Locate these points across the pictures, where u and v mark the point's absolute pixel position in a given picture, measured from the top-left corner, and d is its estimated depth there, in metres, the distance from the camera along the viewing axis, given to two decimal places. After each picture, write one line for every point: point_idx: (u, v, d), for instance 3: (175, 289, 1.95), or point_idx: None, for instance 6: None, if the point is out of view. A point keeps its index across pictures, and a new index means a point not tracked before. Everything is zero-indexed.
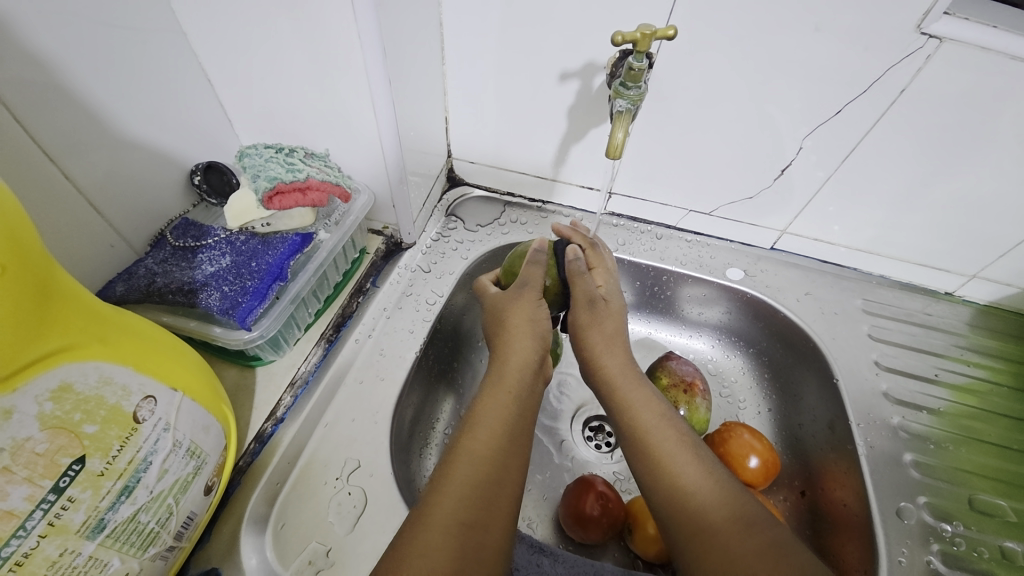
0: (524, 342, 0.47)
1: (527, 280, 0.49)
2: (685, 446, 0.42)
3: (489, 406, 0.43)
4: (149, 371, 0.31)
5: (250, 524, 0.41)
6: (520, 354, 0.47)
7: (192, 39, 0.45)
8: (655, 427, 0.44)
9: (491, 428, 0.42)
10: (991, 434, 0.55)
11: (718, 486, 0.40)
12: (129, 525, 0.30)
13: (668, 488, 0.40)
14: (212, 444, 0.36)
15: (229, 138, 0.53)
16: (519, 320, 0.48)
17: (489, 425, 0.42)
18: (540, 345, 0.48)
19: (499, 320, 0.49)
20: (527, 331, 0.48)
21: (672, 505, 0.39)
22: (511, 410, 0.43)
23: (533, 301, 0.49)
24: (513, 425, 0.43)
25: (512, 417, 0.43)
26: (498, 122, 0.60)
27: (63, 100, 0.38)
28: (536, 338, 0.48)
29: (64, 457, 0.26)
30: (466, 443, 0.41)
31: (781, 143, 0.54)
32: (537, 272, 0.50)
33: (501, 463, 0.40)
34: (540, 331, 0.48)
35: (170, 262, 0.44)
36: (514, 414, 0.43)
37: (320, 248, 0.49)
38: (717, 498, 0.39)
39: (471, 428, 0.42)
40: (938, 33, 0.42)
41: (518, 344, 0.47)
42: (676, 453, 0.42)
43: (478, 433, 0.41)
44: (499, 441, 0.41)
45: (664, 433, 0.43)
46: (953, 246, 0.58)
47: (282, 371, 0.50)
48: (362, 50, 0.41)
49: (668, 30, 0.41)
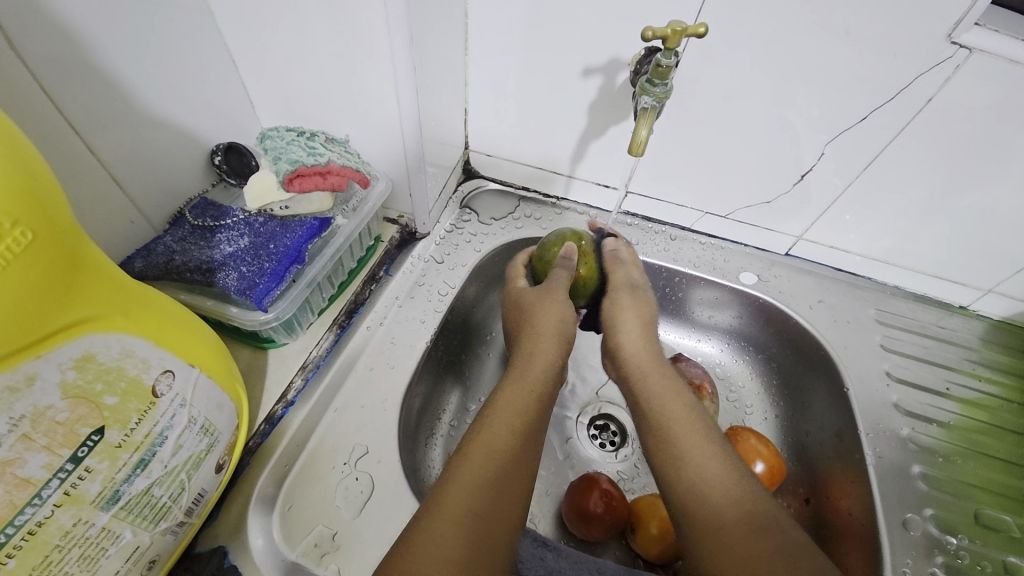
0: (552, 347, 0.49)
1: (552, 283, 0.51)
2: (709, 444, 0.42)
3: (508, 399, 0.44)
4: (169, 347, 0.31)
5: (258, 504, 0.41)
6: (544, 356, 0.48)
7: (218, 18, 0.45)
8: (679, 420, 0.44)
9: (509, 423, 0.42)
10: (999, 449, 0.55)
11: (736, 486, 0.39)
12: (143, 498, 0.30)
13: (686, 482, 0.40)
14: (226, 423, 0.36)
15: (250, 119, 0.53)
16: (546, 322, 0.49)
17: (508, 419, 0.42)
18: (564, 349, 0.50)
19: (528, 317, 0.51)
20: (552, 331, 0.49)
21: (687, 500, 0.40)
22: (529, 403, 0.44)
23: (558, 303, 0.50)
24: (529, 419, 0.43)
25: (530, 413, 0.43)
26: (517, 116, 0.60)
27: (90, 74, 0.38)
28: (560, 340, 0.49)
29: (83, 427, 0.26)
30: (483, 437, 0.40)
31: (804, 148, 0.53)
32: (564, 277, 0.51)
33: (514, 456, 0.40)
34: (565, 333, 0.50)
35: (188, 240, 0.44)
36: (534, 411, 0.44)
37: (337, 233, 0.49)
38: (734, 498, 0.38)
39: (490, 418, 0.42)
40: (969, 43, 0.42)
41: (544, 346, 0.48)
42: (699, 449, 0.42)
43: (495, 426, 0.41)
44: (515, 436, 0.41)
45: (686, 424, 0.44)
46: (970, 259, 0.58)
47: (293, 354, 0.50)
48: (389, 36, 0.41)
49: (698, 27, 0.40)
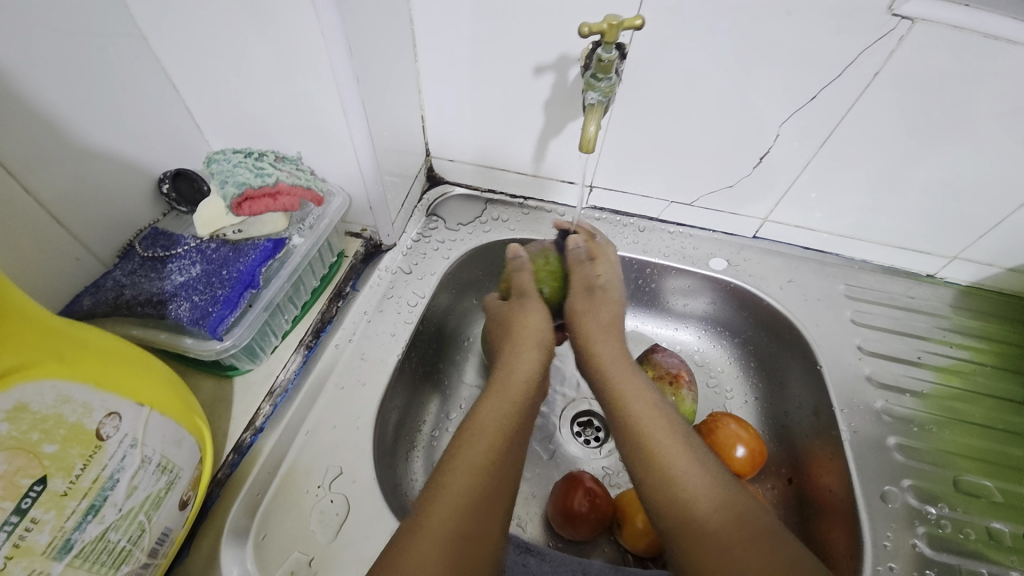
0: (532, 354, 0.49)
1: (521, 289, 0.52)
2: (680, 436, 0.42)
3: (488, 411, 0.44)
4: (113, 387, 0.30)
5: (230, 536, 0.41)
6: (524, 363, 0.48)
7: (154, 44, 0.44)
8: (656, 409, 0.45)
9: (490, 438, 0.41)
10: (975, 414, 0.56)
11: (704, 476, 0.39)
12: (98, 544, 0.29)
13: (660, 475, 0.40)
14: (186, 458, 0.35)
15: (199, 143, 0.52)
16: (524, 327, 0.50)
17: (488, 434, 0.42)
18: (544, 353, 0.50)
19: (507, 327, 0.51)
20: (533, 341, 0.49)
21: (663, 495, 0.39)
22: (511, 413, 0.44)
23: (538, 309, 0.51)
24: (509, 432, 0.43)
25: (510, 426, 0.43)
26: (475, 119, 0.60)
27: (20, 111, 0.37)
28: (541, 347, 0.49)
29: (24, 478, 0.26)
30: (463, 456, 0.40)
31: (760, 130, 0.54)
32: (527, 279, 0.53)
33: (498, 471, 0.40)
34: (544, 341, 0.50)
35: (138, 273, 0.44)
36: (516, 422, 0.44)
37: (294, 252, 0.48)
38: (705, 492, 0.39)
39: (471, 435, 0.42)
40: (910, 14, 0.42)
41: (524, 353, 0.49)
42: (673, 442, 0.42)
43: (476, 442, 0.41)
44: (497, 451, 0.41)
45: (661, 416, 0.44)
46: (932, 228, 0.58)
47: (259, 380, 0.49)
48: (328, 51, 0.40)
49: (636, 19, 0.40)
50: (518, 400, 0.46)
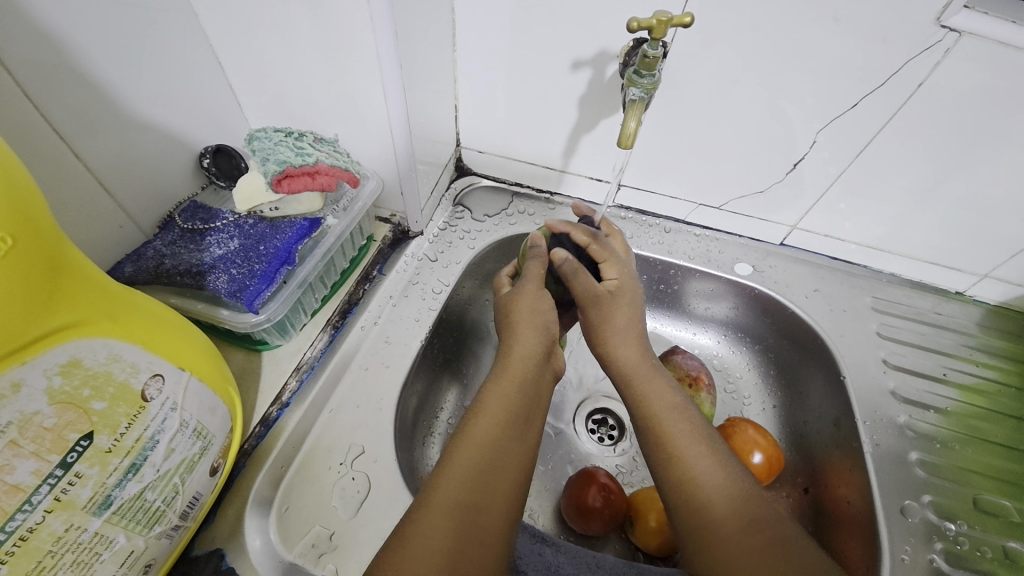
0: (529, 335, 0.47)
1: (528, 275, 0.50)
2: (698, 437, 0.42)
3: (492, 392, 0.43)
4: (158, 350, 0.31)
5: (254, 506, 0.41)
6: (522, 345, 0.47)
7: (202, 20, 0.45)
8: (669, 419, 0.43)
9: (495, 418, 0.41)
10: (997, 434, 0.55)
11: (727, 484, 0.39)
12: (136, 502, 0.30)
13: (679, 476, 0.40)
14: (219, 426, 0.36)
15: (238, 121, 0.53)
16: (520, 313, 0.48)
17: (492, 413, 0.41)
18: (547, 338, 0.48)
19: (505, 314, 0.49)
20: (533, 323, 0.48)
21: (679, 490, 0.40)
22: (513, 396, 0.43)
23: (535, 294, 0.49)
24: (511, 413, 0.42)
25: (515, 409, 0.42)
26: (508, 111, 0.60)
27: (74, 78, 0.38)
28: (540, 330, 0.47)
29: (72, 432, 0.26)
30: (470, 432, 0.40)
31: (796, 137, 0.53)
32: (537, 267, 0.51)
33: (502, 447, 0.40)
34: (545, 323, 0.48)
35: (178, 244, 0.44)
36: (517, 400, 0.43)
37: (328, 233, 0.49)
38: (720, 495, 0.38)
39: (474, 416, 0.41)
40: (959, 26, 0.42)
41: (523, 336, 0.47)
42: (688, 446, 0.41)
43: (480, 421, 0.41)
44: (500, 429, 0.41)
45: (676, 425, 0.43)
46: (966, 245, 0.57)
47: (287, 356, 0.50)
48: (373, 34, 0.40)
49: (685, 17, 0.40)
50: (526, 384, 0.44)
